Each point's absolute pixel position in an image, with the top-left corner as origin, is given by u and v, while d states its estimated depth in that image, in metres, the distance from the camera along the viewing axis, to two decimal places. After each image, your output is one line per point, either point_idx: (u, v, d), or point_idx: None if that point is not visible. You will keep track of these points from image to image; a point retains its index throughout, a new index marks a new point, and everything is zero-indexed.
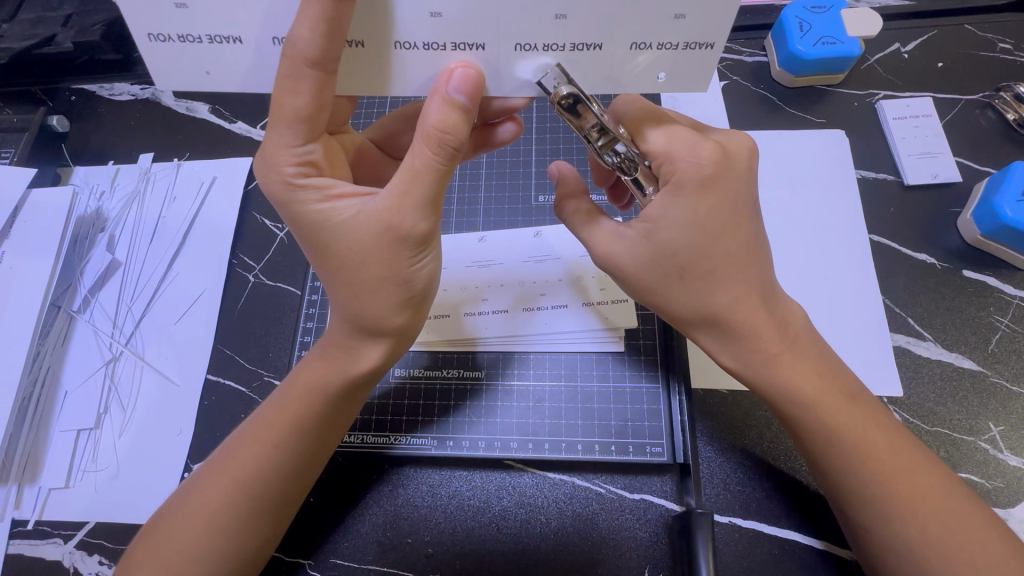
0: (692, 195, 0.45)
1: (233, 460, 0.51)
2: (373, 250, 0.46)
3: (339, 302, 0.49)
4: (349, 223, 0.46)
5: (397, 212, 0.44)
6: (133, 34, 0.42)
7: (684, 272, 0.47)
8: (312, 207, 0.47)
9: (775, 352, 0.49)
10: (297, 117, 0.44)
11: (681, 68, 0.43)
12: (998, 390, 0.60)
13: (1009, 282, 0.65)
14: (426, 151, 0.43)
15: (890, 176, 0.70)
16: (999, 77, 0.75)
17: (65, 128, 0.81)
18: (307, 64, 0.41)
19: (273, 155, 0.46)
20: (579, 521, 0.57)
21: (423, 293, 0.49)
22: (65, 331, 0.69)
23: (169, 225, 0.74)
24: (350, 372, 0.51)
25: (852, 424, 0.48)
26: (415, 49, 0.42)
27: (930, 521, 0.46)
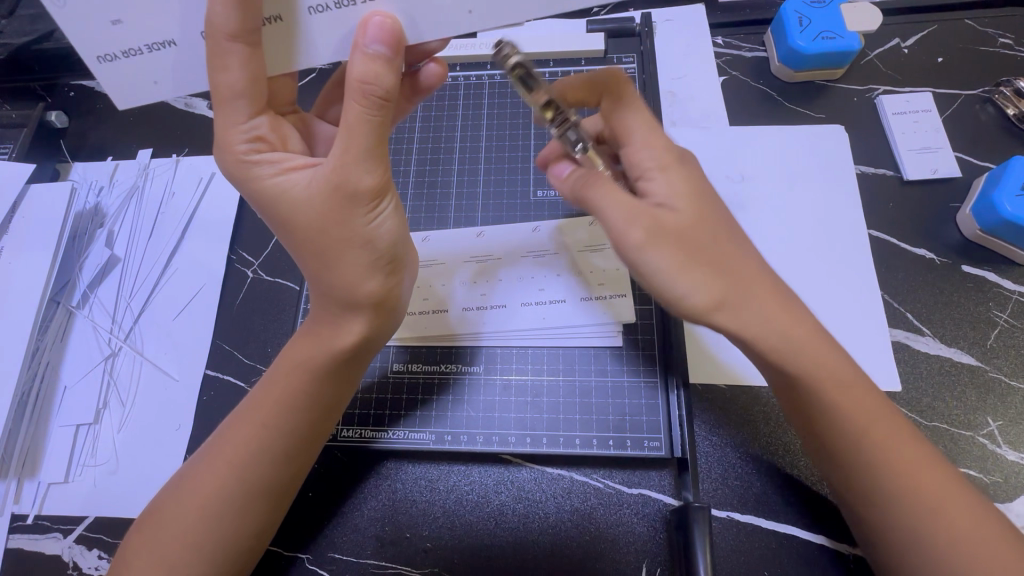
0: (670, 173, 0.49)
1: (224, 447, 0.51)
2: (327, 213, 0.46)
3: (315, 276, 0.50)
4: (303, 192, 0.46)
5: (341, 169, 0.44)
6: (83, 58, 0.41)
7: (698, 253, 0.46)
8: (268, 181, 0.47)
9: (802, 340, 0.47)
10: (233, 93, 0.44)
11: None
12: (997, 385, 0.60)
13: (1008, 278, 0.64)
14: (354, 106, 0.43)
15: (889, 172, 0.70)
16: (998, 72, 0.75)
17: (64, 124, 0.81)
18: (227, 38, 0.40)
19: (225, 135, 0.47)
20: (576, 515, 0.57)
21: (390, 251, 0.49)
22: (64, 327, 0.70)
23: (169, 221, 0.74)
24: (333, 347, 0.51)
25: (861, 408, 0.47)
26: (329, 10, 0.41)
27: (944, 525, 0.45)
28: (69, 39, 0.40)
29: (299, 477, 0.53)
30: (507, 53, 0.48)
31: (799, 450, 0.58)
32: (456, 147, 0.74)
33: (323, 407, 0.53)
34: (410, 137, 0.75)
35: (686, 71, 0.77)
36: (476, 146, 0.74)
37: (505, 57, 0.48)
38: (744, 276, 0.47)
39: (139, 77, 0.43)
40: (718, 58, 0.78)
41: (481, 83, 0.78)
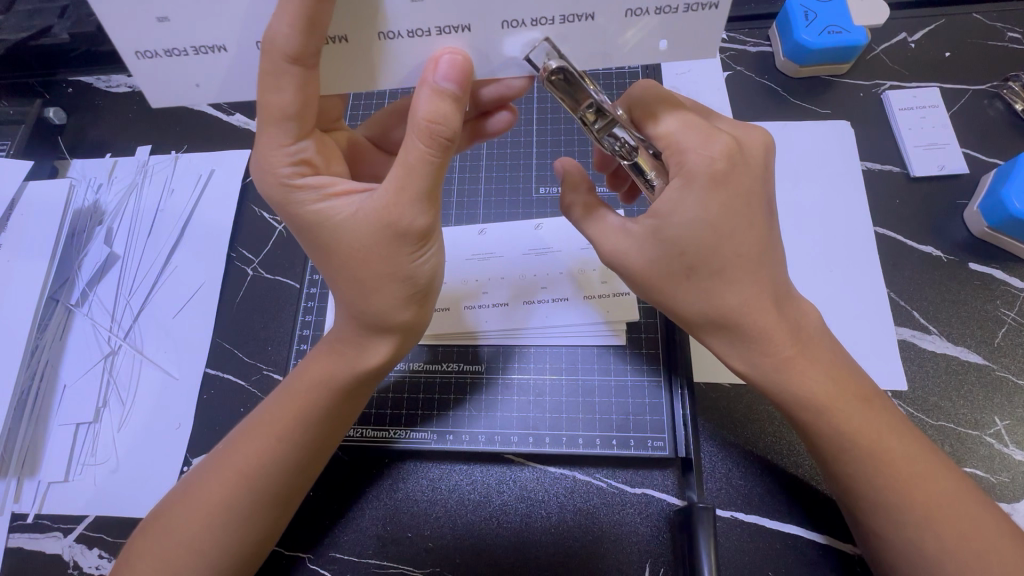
0: (703, 189, 0.44)
1: (236, 456, 0.51)
2: (373, 248, 0.45)
3: (345, 300, 0.49)
4: (348, 221, 0.45)
5: (395, 209, 0.43)
6: (119, 51, 0.40)
7: (692, 271, 0.46)
8: (312, 208, 0.46)
9: (786, 356, 0.48)
10: (284, 115, 0.43)
11: (682, 32, 0.41)
12: (1004, 383, 0.60)
13: (1016, 275, 0.64)
14: (418, 146, 0.42)
15: (896, 168, 0.69)
16: (1007, 67, 0.74)
17: (62, 120, 0.80)
18: (286, 60, 0.39)
19: (267, 157, 0.46)
20: (579, 515, 0.57)
21: (428, 287, 0.49)
22: (63, 324, 0.69)
23: (168, 219, 0.74)
24: (359, 366, 0.51)
25: (868, 428, 0.47)
26: (398, 38, 0.40)
27: (945, 530, 0.45)
28: (109, 33, 0.39)
29: (306, 482, 0.53)
30: (547, 61, 0.41)
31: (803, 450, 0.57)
32: None
33: (335, 420, 0.52)
34: None
35: (691, 67, 0.76)
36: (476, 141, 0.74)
37: (543, 65, 0.41)
38: (760, 299, 0.46)
39: (177, 78, 0.42)
40: (723, 53, 0.77)
41: None
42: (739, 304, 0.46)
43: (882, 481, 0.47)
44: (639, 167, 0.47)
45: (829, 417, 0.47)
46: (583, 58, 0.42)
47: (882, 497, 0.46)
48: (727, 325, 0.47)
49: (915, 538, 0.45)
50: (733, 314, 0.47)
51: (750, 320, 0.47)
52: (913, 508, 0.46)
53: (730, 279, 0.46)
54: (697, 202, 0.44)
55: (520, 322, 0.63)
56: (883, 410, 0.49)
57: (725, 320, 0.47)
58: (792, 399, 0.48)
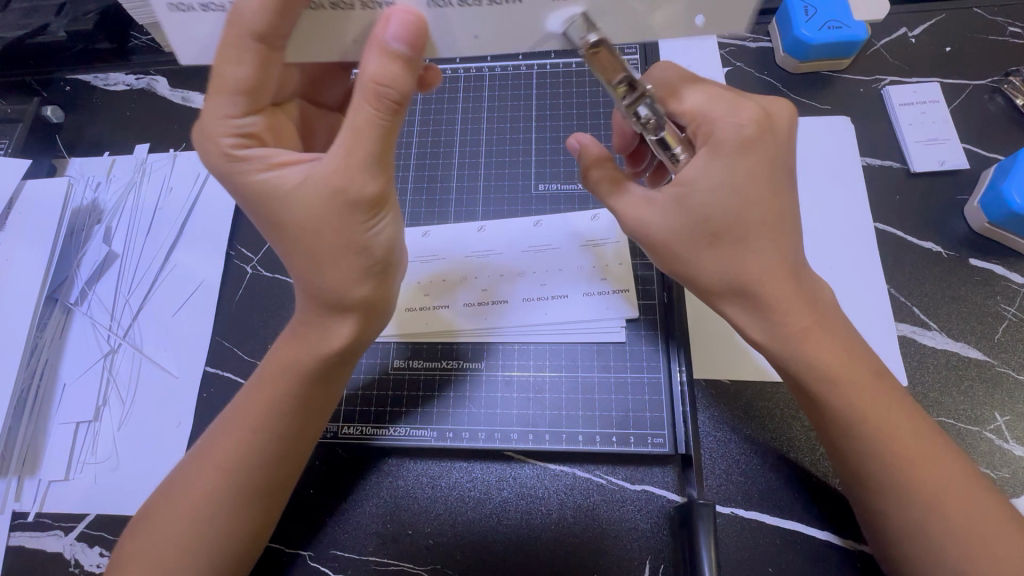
0: (730, 156, 0.45)
1: (215, 451, 0.51)
2: (322, 215, 0.45)
3: (301, 277, 0.48)
4: (295, 190, 0.45)
5: (344, 173, 0.44)
6: (151, 4, 0.39)
7: (715, 238, 0.46)
8: (257, 177, 0.46)
9: (803, 327, 0.47)
10: (236, 88, 0.44)
11: (714, 9, 0.41)
12: (1004, 379, 0.59)
13: (1017, 271, 0.64)
14: (367, 109, 0.42)
15: (896, 164, 0.69)
16: (1008, 61, 0.73)
17: (60, 119, 0.80)
18: None
19: (211, 128, 0.46)
20: (579, 512, 0.57)
21: (385, 260, 0.49)
22: (62, 323, 0.69)
23: (166, 218, 0.73)
24: (323, 349, 0.51)
25: (886, 401, 0.48)
26: (448, 7, 0.40)
27: (947, 527, 0.45)
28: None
29: (290, 476, 0.53)
30: (587, 35, 0.40)
31: (802, 447, 0.57)
32: (456, 139, 0.73)
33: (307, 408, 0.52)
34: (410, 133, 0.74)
35: (690, 62, 0.76)
36: (476, 138, 0.73)
37: (584, 38, 0.41)
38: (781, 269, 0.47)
39: (211, 32, 0.42)
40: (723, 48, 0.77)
41: (482, 76, 0.77)
42: (760, 272, 0.46)
43: (885, 474, 0.46)
44: (663, 142, 0.47)
45: (831, 413, 0.47)
46: (616, 33, 0.42)
47: (884, 491, 0.46)
48: (745, 291, 0.47)
49: (918, 530, 0.45)
50: (753, 281, 0.46)
51: (768, 289, 0.47)
52: (913, 504, 0.46)
53: (751, 246, 0.46)
54: (720, 169, 0.45)
55: (494, 315, 0.63)
56: (894, 386, 0.49)
57: (744, 287, 0.47)
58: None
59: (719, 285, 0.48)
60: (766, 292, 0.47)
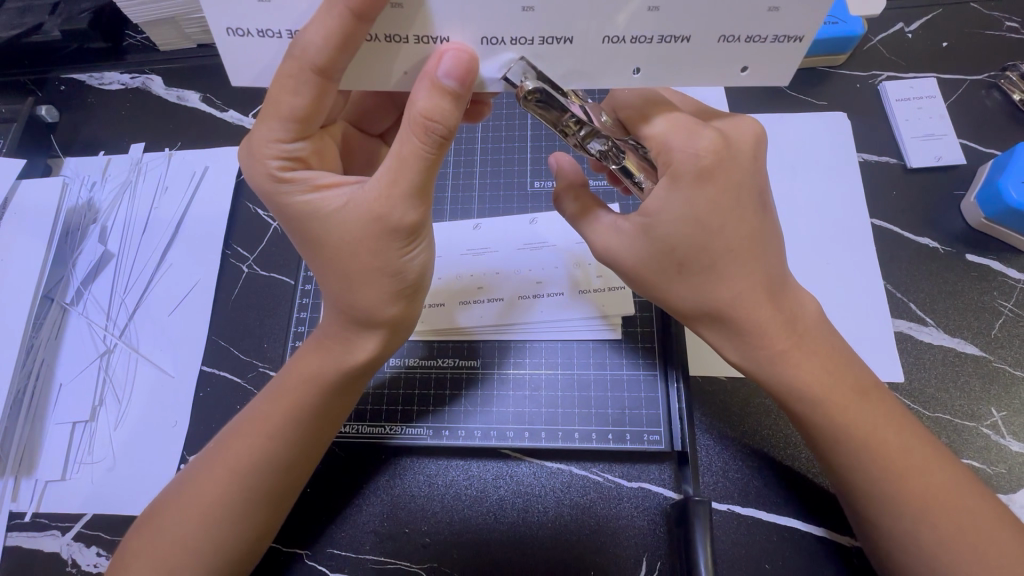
0: (689, 187, 0.44)
1: (228, 456, 0.50)
2: (362, 241, 0.45)
3: (333, 294, 0.49)
4: (339, 215, 0.45)
5: (385, 203, 0.43)
6: (211, 29, 0.38)
7: (683, 267, 0.46)
8: (301, 200, 0.46)
9: (781, 349, 0.47)
10: (292, 114, 0.43)
11: (763, 61, 0.41)
12: (1001, 375, 0.59)
13: (1013, 266, 0.63)
14: (413, 139, 0.42)
15: (893, 160, 0.69)
16: (1004, 56, 0.73)
17: (55, 119, 0.80)
18: (312, 69, 0.40)
19: (260, 148, 0.45)
20: (576, 509, 0.57)
21: (416, 283, 0.49)
22: (58, 323, 0.69)
23: (162, 217, 0.73)
24: (345, 364, 0.51)
25: (862, 422, 0.47)
26: (500, 44, 0.39)
27: (941, 523, 0.45)
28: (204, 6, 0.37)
29: (300, 480, 0.53)
30: (524, 81, 0.41)
31: (799, 443, 0.57)
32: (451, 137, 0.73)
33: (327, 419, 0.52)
34: None
35: None
36: (471, 136, 0.73)
37: (520, 84, 0.41)
38: (760, 286, 0.46)
39: (261, 57, 0.41)
40: None
41: None
42: (730, 298, 0.46)
43: (881, 472, 0.46)
44: (626, 169, 0.48)
45: (825, 411, 0.47)
46: (659, 76, 0.41)
47: (880, 489, 0.46)
48: (718, 317, 0.47)
49: (914, 526, 0.45)
50: (726, 308, 0.47)
51: (741, 314, 0.47)
52: (906, 500, 0.46)
53: (720, 274, 0.46)
54: (681, 199, 0.44)
55: (516, 319, 0.63)
56: (880, 401, 0.48)
57: (718, 313, 0.47)
58: (788, 391, 0.48)
59: (690, 312, 0.48)
60: (737, 319, 0.47)
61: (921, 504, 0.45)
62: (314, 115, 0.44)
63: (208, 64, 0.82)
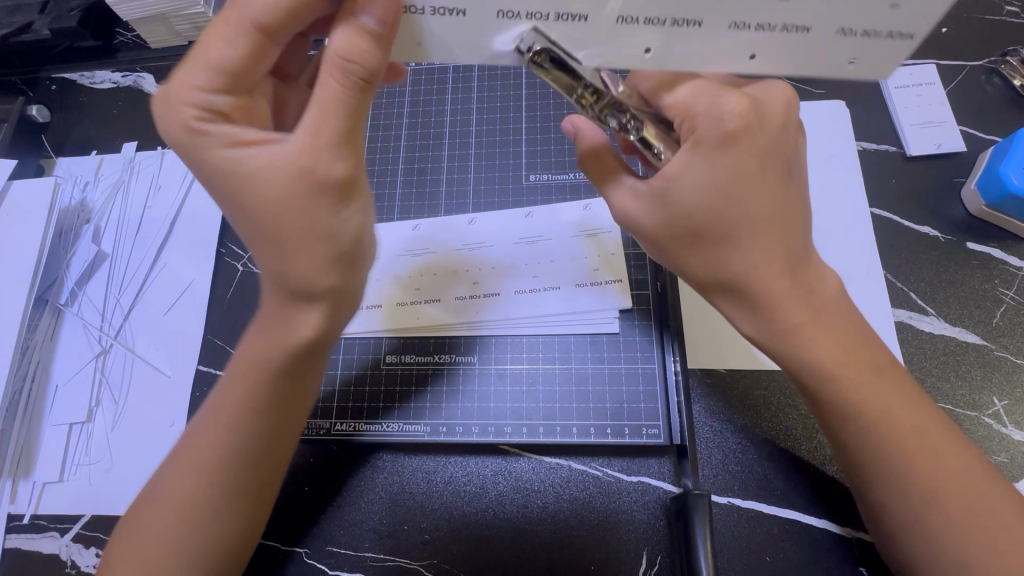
0: (711, 151, 0.43)
1: (200, 453, 0.50)
2: (288, 197, 0.43)
3: (265, 264, 0.46)
4: (264, 170, 0.43)
5: (310, 153, 0.42)
6: None
7: (699, 235, 0.45)
8: (222, 154, 0.44)
9: (797, 322, 0.46)
10: (219, 66, 0.42)
11: (871, 58, 0.40)
12: (1002, 363, 0.59)
13: (1015, 254, 0.63)
14: (335, 83, 0.42)
15: (892, 148, 0.68)
16: (1004, 41, 0.72)
17: (46, 119, 0.79)
18: (252, 23, 0.42)
19: (177, 96, 0.43)
20: (576, 504, 0.57)
21: (354, 250, 0.47)
22: (54, 324, 0.69)
23: (155, 217, 0.73)
24: (289, 342, 0.48)
25: (875, 400, 0.46)
26: (630, 24, 0.38)
27: (942, 514, 0.45)
28: None
29: (271, 475, 0.52)
30: (530, 45, 0.40)
31: (801, 433, 0.57)
32: (446, 131, 0.73)
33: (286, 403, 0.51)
34: (399, 129, 0.73)
35: None
36: (466, 131, 0.72)
37: (528, 49, 0.40)
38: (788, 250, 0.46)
39: None
40: None
41: (472, 68, 0.76)
42: (751, 269, 0.45)
43: (886, 455, 0.46)
44: (646, 140, 0.47)
45: (823, 401, 0.47)
46: (771, 62, 0.40)
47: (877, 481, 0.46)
48: (738, 290, 0.46)
49: (920, 507, 0.45)
50: (743, 278, 0.45)
51: (758, 285, 0.45)
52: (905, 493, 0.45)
53: (741, 243, 0.45)
54: (703, 162, 0.43)
55: (507, 312, 0.62)
56: (899, 378, 0.48)
57: (735, 284, 0.46)
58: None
59: (709, 279, 0.47)
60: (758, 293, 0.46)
61: (922, 494, 0.45)
62: (246, 73, 0.43)
63: None
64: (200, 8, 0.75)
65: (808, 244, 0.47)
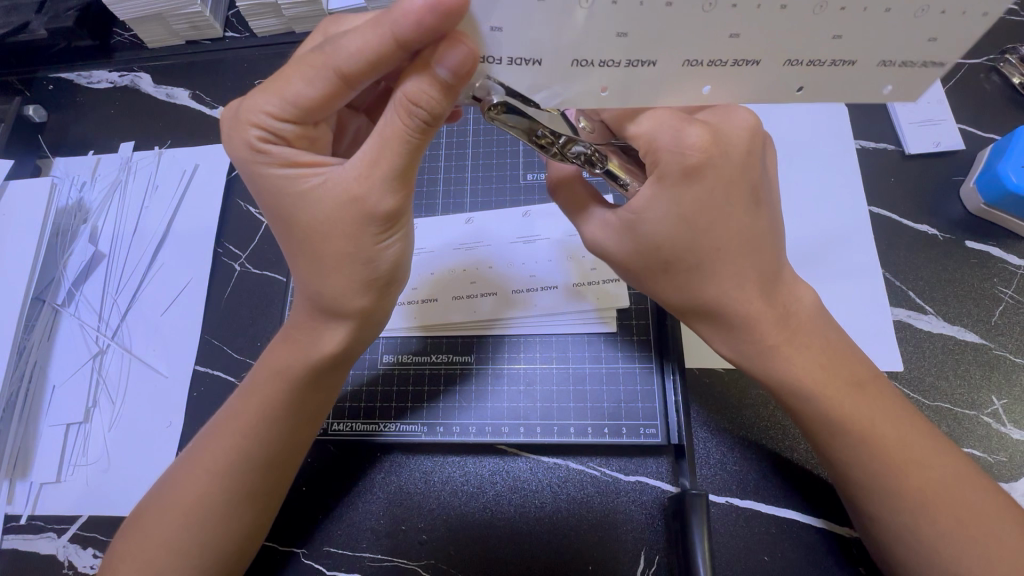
0: (674, 187, 0.43)
1: (207, 453, 0.50)
2: (337, 225, 0.44)
3: (303, 280, 0.48)
4: (317, 197, 0.44)
5: (364, 184, 0.42)
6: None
7: (671, 266, 0.46)
8: (279, 178, 0.44)
9: (774, 343, 0.47)
10: (293, 100, 0.42)
11: (908, 82, 0.38)
12: (1001, 362, 0.59)
13: (1014, 252, 0.63)
14: (397, 120, 0.40)
15: (890, 146, 0.68)
16: (1003, 38, 0.72)
17: (42, 118, 0.79)
18: (331, 69, 0.41)
19: (246, 115, 0.44)
20: (574, 504, 0.57)
21: (389, 275, 0.48)
22: (51, 325, 0.69)
23: (153, 216, 0.73)
24: (312, 356, 0.50)
25: (859, 417, 0.46)
26: (590, 67, 0.36)
27: (943, 515, 0.44)
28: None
29: (281, 478, 0.52)
30: (490, 97, 0.41)
31: (797, 435, 0.57)
32: (444, 131, 0.72)
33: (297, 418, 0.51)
34: None
35: None
36: (463, 129, 0.72)
37: (486, 98, 0.41)
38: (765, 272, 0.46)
39: None
40: None
41: None
42: (722, 294, 0.45)
43: (885, 453, 0.46)
44: (612, 173, 0.46)
45: (822, 401, 0.46)
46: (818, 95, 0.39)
47: (877, 482, 0.46)
48: (709, 313, 0.47)
49: (915, 507, 0.45)
50: (715, 303, 0.46)
51: (731, 310, 0.46)
52: (904, 493, 0.45)
53: (712, 270, 0.45)
54: (665, 198, 0.43)
55: (507, 312, 0.62)
56: (878, 394, 0.47)
57: (706, 308, 0.46)
58: (781, 382, 0.47)
59: (679, 306, 0.48)
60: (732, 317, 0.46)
61: (918, 491, 0.45)
62: (318, 109, 0.43)
63: (196, 61, 0.81)
64: (197, 7, 0.75)
65: (780, 262, 0.47)
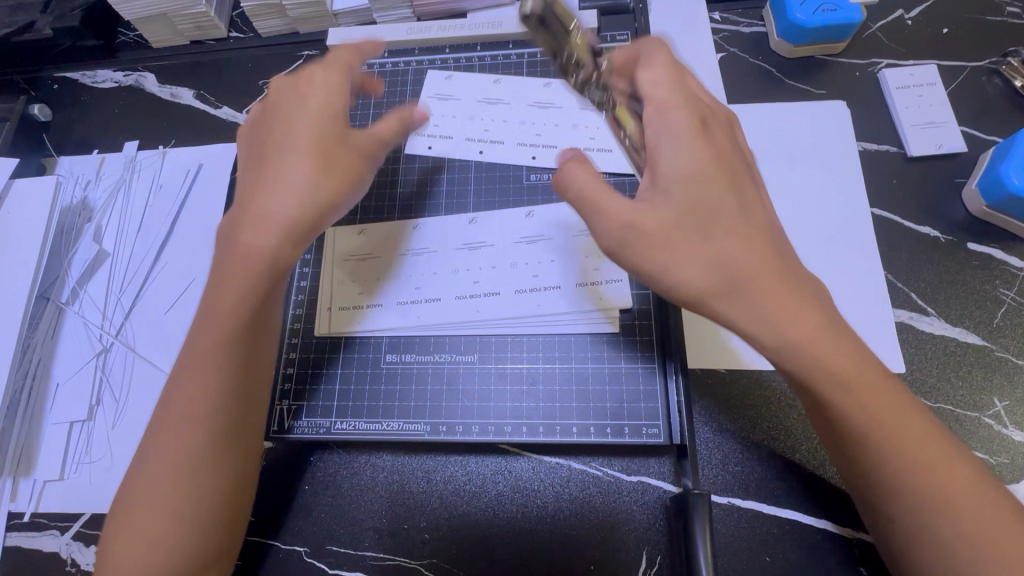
0: (678, 157, 0.45)
1: (161, 443, 0.48)
2: (309, 173, 0.51)
3: (248, 220, 0.50)
4: (297, 162, 0.51)
5: (340, 162, 0.53)
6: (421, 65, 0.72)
7: (693, 233, 0.43)
8: (278, 136, 0.53)
9: (817, 329, 0.41)
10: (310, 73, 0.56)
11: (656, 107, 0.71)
12: (1002, 363, 0.59)
13: (1016, 254, 0.63)
14: (381, 134, 0.58)
15: (893, 148, 0.68)
16: (1005, 42, 0.72)
17: (48, 117, 0.79)
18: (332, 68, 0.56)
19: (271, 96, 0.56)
20: (576, 504, 0.57)
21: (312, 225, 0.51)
22: (55, 323, 0.69)
23: (157, 214, 0.73)
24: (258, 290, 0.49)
25: (884, 418, 0.43)
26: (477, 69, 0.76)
27: (967, 518, 0.42)
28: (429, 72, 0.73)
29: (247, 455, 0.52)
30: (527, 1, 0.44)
31: (799, 436, 0.57)
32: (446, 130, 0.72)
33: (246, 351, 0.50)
34: None
35: (683, 49, 0.75)
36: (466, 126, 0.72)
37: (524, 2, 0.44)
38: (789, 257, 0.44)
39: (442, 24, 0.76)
40: (716, 35, 0.76)
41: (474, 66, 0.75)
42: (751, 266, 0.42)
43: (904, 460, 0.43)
44: (622, 121, 0.51)
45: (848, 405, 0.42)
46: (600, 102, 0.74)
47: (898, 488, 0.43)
48: (742, 290, 0.42)
49: (935, 502, 0.42)
50: (747, 278, 0.42)
51: (765, 285, 0.42)
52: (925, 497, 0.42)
53: (732, 238, 0.43)
54: (675, 165, 0.45)
55: (510, 310, 0.62)
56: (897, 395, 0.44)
57: (739, 284, 0.42)
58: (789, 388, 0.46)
59: (710, 284, 0.42)
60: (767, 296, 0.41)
61: (934, 490, 0.42)
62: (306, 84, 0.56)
63: (200, 61, 0.81)
64: (202, 7, 0.76)
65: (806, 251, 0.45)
